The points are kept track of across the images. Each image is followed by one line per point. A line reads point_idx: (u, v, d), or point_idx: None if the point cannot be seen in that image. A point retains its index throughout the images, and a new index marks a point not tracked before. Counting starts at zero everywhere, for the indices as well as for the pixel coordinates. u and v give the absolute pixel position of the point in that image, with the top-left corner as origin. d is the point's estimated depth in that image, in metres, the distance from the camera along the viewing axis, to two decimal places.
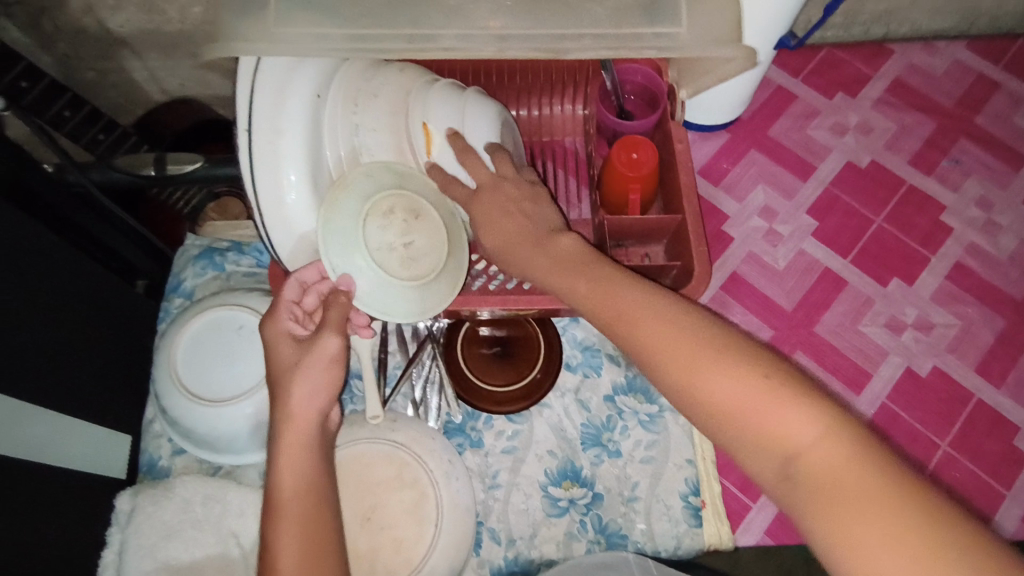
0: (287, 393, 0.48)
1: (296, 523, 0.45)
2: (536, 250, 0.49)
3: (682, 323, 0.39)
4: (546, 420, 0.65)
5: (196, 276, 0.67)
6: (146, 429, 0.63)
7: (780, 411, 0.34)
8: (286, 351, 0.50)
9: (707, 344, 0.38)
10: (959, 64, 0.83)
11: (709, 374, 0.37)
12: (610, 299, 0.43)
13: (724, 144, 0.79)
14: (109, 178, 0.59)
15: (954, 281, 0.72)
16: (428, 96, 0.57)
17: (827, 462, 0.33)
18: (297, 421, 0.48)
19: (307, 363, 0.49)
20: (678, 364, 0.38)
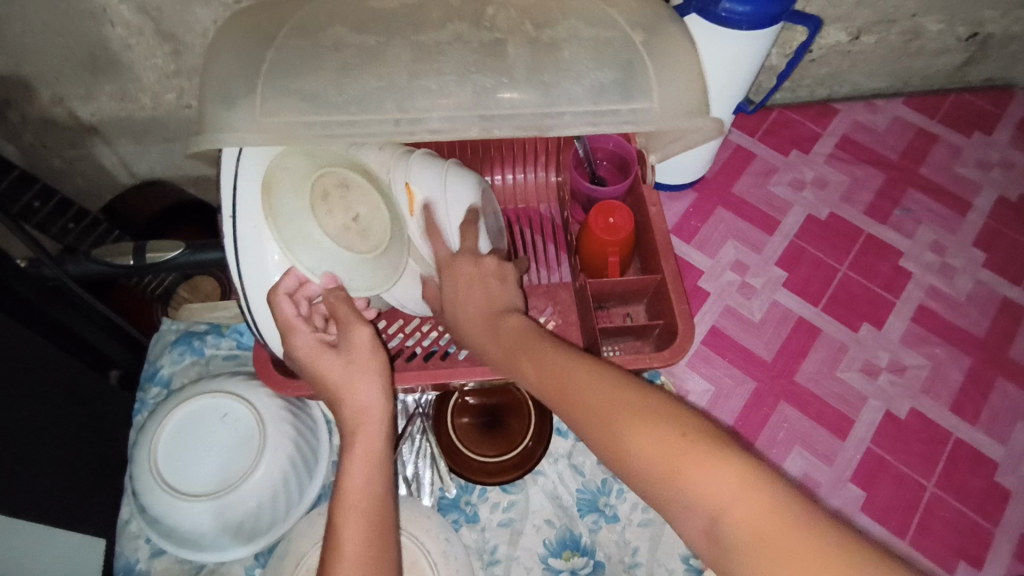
0: (350, 396, 0.50)
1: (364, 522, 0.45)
2: (486, 327, 0.53)
3: (615, 392, 0.43)
4: (541, 487, 0.64)
5: (173, 362, 0.65)
6: (121, 531, 0.59)
7: (705, 465, 0.37)
8: (333, 360, 0.51)
9: (636, 408, 0.41)
10: (899, 119, 0.89)
11: (634, 434, 0.40)
12: (549, 373, 0.46)
13: (691, 203, 0.82)
14: (85, 270, 0.57)
15: (919, 323, 0.75)
16: (413, 167, 0.60)
17: (742, 506, 0.35)
18: (363, 433, 0.49)
19: (357, 356, 0.51)
20: (611, 429, 0.41)
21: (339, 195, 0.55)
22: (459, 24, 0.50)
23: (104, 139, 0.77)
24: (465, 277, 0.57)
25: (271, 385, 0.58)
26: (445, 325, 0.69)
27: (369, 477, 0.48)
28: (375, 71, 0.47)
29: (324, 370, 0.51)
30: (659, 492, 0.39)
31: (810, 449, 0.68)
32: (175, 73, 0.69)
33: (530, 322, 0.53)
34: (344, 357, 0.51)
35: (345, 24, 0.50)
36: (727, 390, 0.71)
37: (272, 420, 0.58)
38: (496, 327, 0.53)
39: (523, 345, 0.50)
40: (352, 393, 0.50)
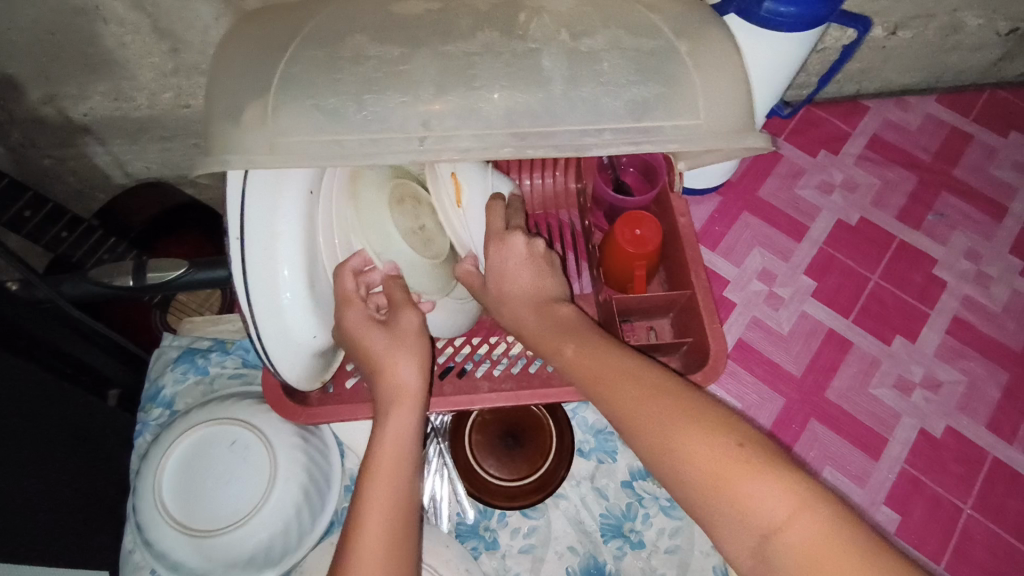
0: (390, 376, 0.50)
1: (387, 519, 0.45)
2: (534, 316, 0.54)
3: (668, 397, 0.43)
4: (563, 512, 0.62)
5: (176, 381, 0.62)
6: (125, 562, 0.56)
7: (758, 476, 0.38)
8: (380, 340, 0.51)
9: (689, 416, 0.41)
10: (932, 118, 0.85)
11: (691, 443, 0.40)
12: (598, 369, 0.47)
13: (716, 207, 0.78)
14: (82, 291, 0.54)
15: (955, 336, 0.72)
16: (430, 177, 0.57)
17: (795, 521, 0.36)
18: (393, 427, 0.48)
19: (401, 340, 0.51)
20: (660, 432, 0.41)
21: (411, 205, 0.59)
22: (488, 32, 0.46)
23: (98, 139, 0.73)
24: (514, 256, 0.55)
25: (282, 412, 0.56)
26: (461, 340, 0.67)
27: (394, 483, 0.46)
28: (396, 84, 0.44)
29: (369, 345, 0.51)
30: (701, 499, 0.39)
31: (842, 470, 0.65)
32: (172, 72, 0.65)
33: (581, 315, 0.54)
34: (391, 337, 0.52)
35: (364, 31, 0.46)
36: (755, 407, 0.68)
37: (282, 448, 0.55)
38: (545, 313, 0.53)
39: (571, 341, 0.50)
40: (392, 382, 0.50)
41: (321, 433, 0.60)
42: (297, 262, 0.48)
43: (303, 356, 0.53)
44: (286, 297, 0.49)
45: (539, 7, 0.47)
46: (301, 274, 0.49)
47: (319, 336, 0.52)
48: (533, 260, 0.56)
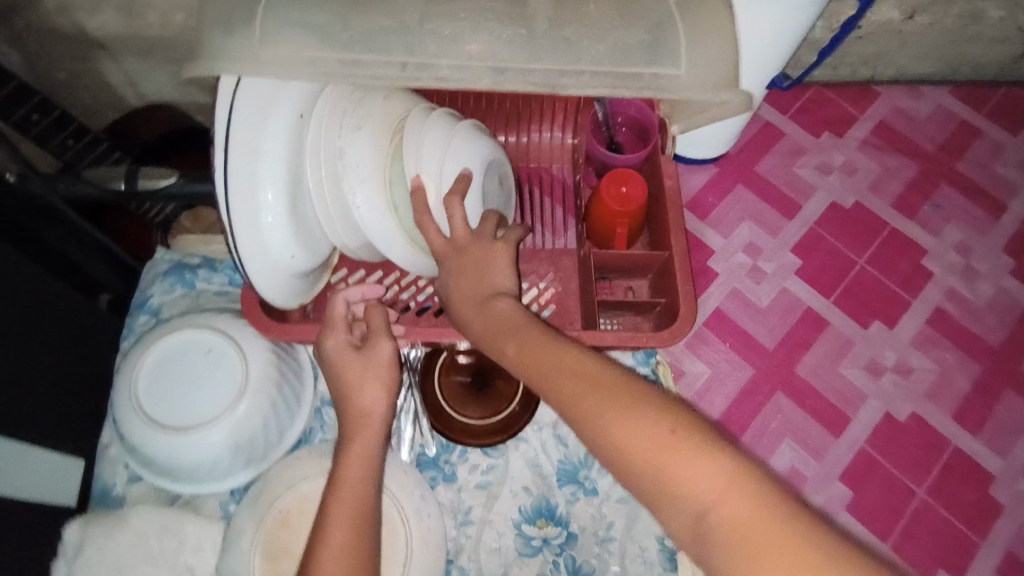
0: (356, 400, 0.51)
1: (345, 546, 0.45)
2: (476, 316, 0.52)
3: (604, 387, 0.42)
4: (522, 454, 0.64)
5: (164, 292, 0.64)
6: (101, 454, 0.59)
7: (691, 459, 0.37)
8: (351, 363, 0.52)
9: (624, 404, 0.40)
10: (942, 109, 0.84)
11: (623, 430, 0.39)
12: (537, 364, 0.45)
13: (711, 178, 0.79)
14: (76, 190, 0.57)
15: (933, 326, 0.72)
16: (425, 130, 0.57)
17: (728, 502, 0.35)
18: (356, 456, 0.49)
19: (369, 367, 0.52)
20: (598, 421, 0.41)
21: None
22: None
23: (110, 55, 0.74)
24: (465, 260, 0.54)
25: (256, 326, 0.57)
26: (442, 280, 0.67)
27: (349, 503, 0.47)
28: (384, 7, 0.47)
29: (342, 371, 0.52)
30: (643, 485, 0.38)
31: (801, 442, 0.67)
32: None
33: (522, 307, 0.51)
34: (363, 363, 0.52)
35: None
36: (723, 375, 0.69)
37: (256, 360, 0.57)
38: (482, 309, 0.51)
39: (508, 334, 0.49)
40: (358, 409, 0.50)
41: (297, 353, 0.62)
42: (281, 186, 0.50)
43: (281, 275, 0.54)
44: (268, 218, 0.50)
45: None
46: (284, 200, 0.50)
47: (297, 257, 0.54)
48: (472, 262, 0.54)
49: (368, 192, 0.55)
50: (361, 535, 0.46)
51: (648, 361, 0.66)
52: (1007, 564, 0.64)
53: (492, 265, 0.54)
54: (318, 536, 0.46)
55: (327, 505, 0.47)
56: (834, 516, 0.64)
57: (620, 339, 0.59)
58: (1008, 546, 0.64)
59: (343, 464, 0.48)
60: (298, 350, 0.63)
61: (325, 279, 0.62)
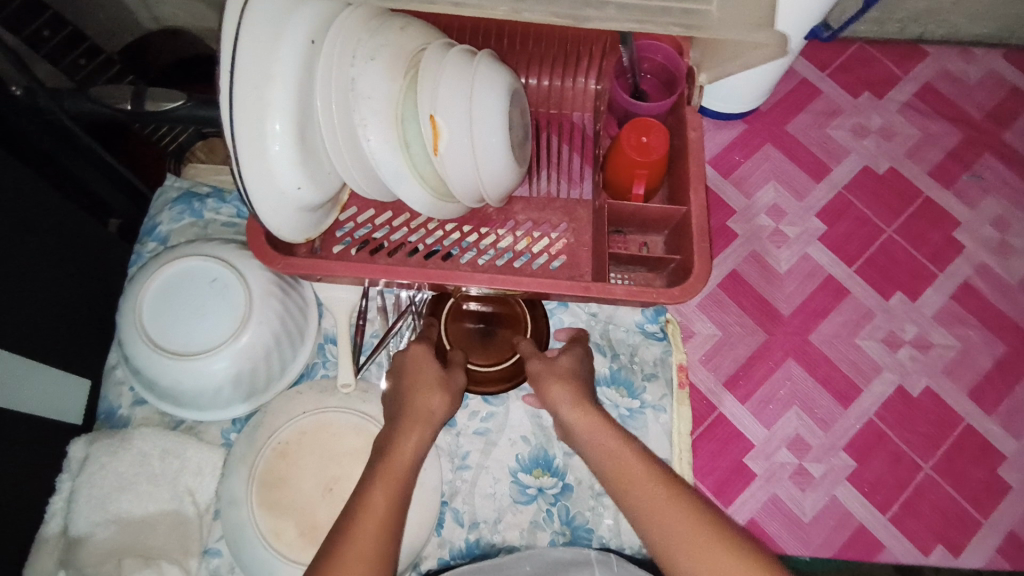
0: (425, 396, 0.52)
1: (386, 506, 0.45)
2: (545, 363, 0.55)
3: (663, 483, 0.45)
4: (522, 404, 0.63)
5: (172, 220, 0.64)
6: (107, 376, 0.60)
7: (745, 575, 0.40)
8: (432, 367, 0.54)
9: (679, 503, 0.44)
10: (994, 74, 0.79)
11: (682, 527, 0.42)
12: (597, 440, 0.49)
13: (738, 135, 0.75)
14: (82, 109, 0.55)
15: (959, 301, 0.70)
16: (444, 63, 0.54)
17: None
18: (413, 442, 0.49)
19: (447, 382, 0.53)
20: (646, 511, 0.44)
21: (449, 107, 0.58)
22: None
23: None
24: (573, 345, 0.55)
25: (261, 257, 0.56)
26: (453, 226, 0.66)
27: (394, 479, 0.47)
28: None
29: (418, 371, 0.53)
30: None
31: (809, 411, 0.65)
32: None
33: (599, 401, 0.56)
34: (441, 373, 0.54)
35: None
36: (734, 338, 0.67)
37: (259, 291, 0.57)
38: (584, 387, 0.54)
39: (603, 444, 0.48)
40: (423, 403, 0.51)
41: (301, 290, 0.62)
42: (289, 114, 0.49)
43: (287, 207, 0.53)
44: (275, 147, 0.49)
45: None
46: (292, 128, 0.49)
47: (304, 189, 0.52)
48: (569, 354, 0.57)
49: (379, 125, 0.53)
50: (397, 500, 0.46)
51: (657, 319, 0.65)
52: (1011, 546, 0.62)
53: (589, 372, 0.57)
54: (355, 505, 0.45)
55: (371, 477, 0.47)
56: (834, 485, 0.63)
57: (629, 292, 0.57)
58: (1012, 527, 0.63)
59: (397, 447, 0.49)
60: (303, 286, 0.62)
61: (334, 216, 0.61)
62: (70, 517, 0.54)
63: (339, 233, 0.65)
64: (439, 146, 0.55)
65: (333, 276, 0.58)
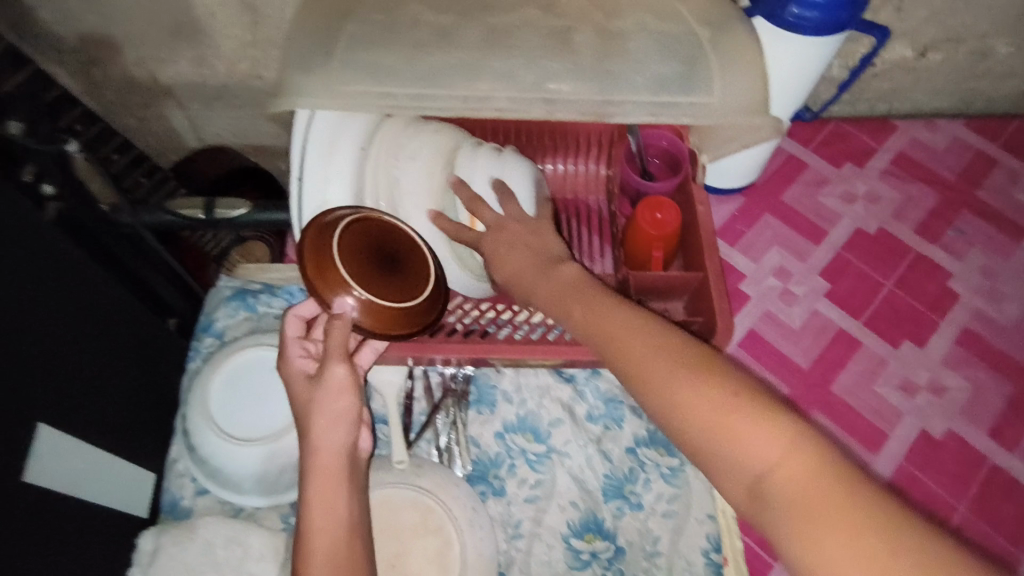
0: (309, 438, 0.49)
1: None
2: (542, 283, 0.52)
3: (618, 317, 0.46)
4: (567, 469, 0.65)
5: (228, 316, 0.68)
6: (169, 468, 0.62)
7: (688, 378, 0.40)
8: (302, 388, 0.51)
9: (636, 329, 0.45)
10: (959, 141, 0.87)
11: (633, 349, 0.44)
12: (562, 305, 0.50)
13: (739, 207, 0.82)
14: (160, 220, 0.62)
15: (963, 345, 0.74)
16: (478, 159, 0.61)
17: (719, 413, 0.38)
18: (318, 499, 0.47)
19: (321, 400, 0.49)
20: (607, 339, 0.46)
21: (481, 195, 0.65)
22: (530, 11, 0.53)
23: (179, 103, 0.81)
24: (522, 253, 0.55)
25: None
26: (488, 305, 0.70)
27: (323, 554, 0.45)
28: (445, 45, 0.51)
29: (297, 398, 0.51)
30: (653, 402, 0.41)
31: None
32: (252, 43, 0.73)
33: (586, 275, 0.52)
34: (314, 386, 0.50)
35: (423, 3, 0.53)
36: None
37: None
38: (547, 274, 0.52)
39: (822, 502, 0.33)
40: (311, 439, 0.49)
41: None
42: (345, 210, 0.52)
43: None
44: None
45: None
46: None
47: None
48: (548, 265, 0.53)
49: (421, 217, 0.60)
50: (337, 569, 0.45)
51: None
52: None
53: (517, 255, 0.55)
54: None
55: (301, 550, 0.46)
56: None
57: None
58: None
59: (307, 509, 0.47)
60: None
61: None
62: None
63: None
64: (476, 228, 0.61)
65: (387, 359, 0.63)
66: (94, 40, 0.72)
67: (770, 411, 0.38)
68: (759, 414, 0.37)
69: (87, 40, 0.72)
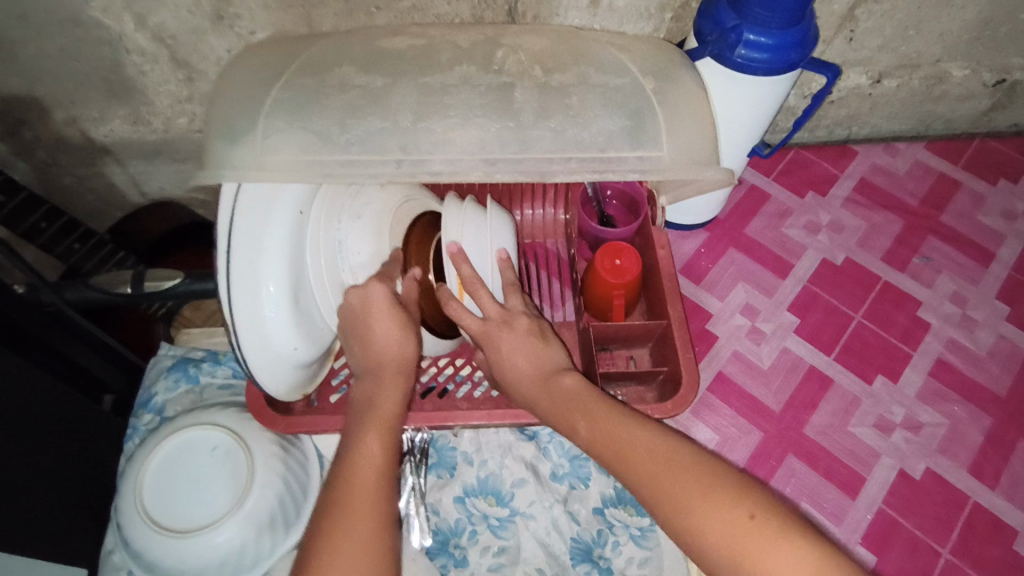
0: (390, 339, 0.52)
1: (384, 447, 0.47)
2: (543, 397, 0.51)
3: (627, 428, 0.46)
4: (533, 533, 0.62)
5: (168, 389, 0.64)
6: (103, 562, 0.57)
7: (710, 503, 0.40)
8: (394, 309, 0.53)
9: (647, 441, 0.45)
10: (920, 165, 0.86)
11: (647, 469, 0.43)
12: (563, 414, 0.49)
13: (703, 243, 0.80)
14: (84, 296, 0.58)
15: (937, 378, 0.72)
16: (464, 219, 0.57)
17: (747, 541, 0.38)
18: (388, 387, 0.51)
19: (406, 315, 0.54)
20: (615, 455, 0.45)
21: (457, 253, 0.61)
22: (467, 67, 0.50)
23: (117, 160, 0.77)
24: (505, 339, 0.54)
25: (262, 421, 0.57)
26: (445, 360, 0.68)
27: (383, 426, 0.48)
28: (376, 109, 0.47)
29: (378, 315, 0.53)
30: (673, 526, 0.41)
31: (818, 507, 0.65)
32: (188, 99, 0.70)
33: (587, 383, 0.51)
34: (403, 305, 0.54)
35: (353, 64, 0.50)
36: (733, 440, 0.68)
37: (261, 456, 0.57)
38: (548, 387, 0.51)
39: None
40: (388, 345, 0.52)
41: (301, 444, 0.61)
42: (283, 278, 0.49)
43: (282, 366, 0.52)
44: (270, 312, 0.49)
45: (515, 45, 0.51)
46: (286, 291, 0.49)
47: (299, 348, 0.52)
48: (537, 367, 0.52)
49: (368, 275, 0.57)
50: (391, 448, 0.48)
51: None
52: None
53: (510, 345, 0.54)
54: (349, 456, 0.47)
55: (361, 426, 0.48)
56: None
57: None
58: None
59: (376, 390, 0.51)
60: (301, 439, 0.62)
61: (327, 365, 0.60)
62: None
63: (335, 382, 0.64)
64: (463, 300, 0.58)
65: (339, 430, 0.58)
66: (17, 103, 0.68)
67: (795, 537, 0.38)
68: (790, 542, 0.38)
69: (11, 103, 0.68)
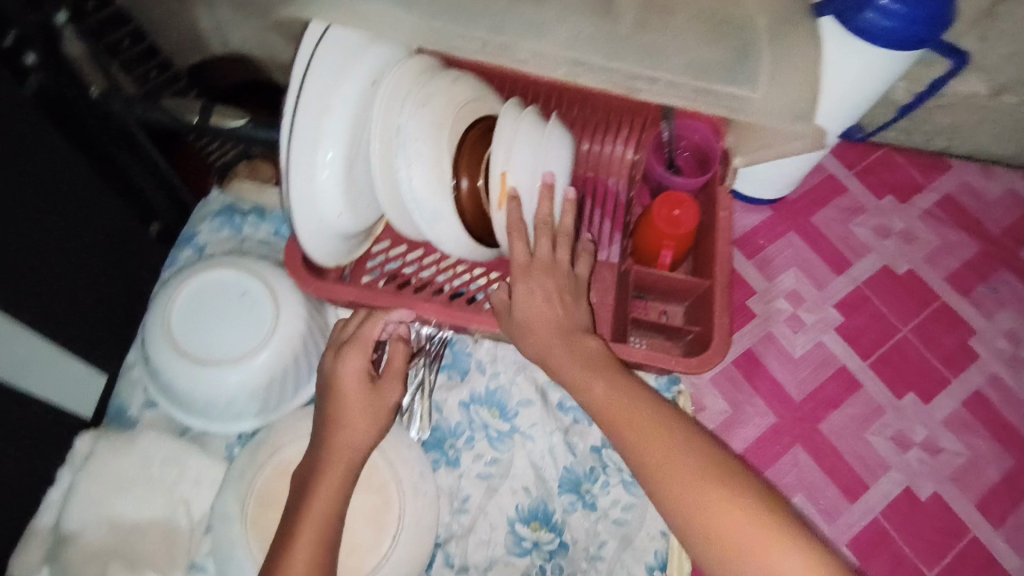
0: (344, 430, 0.51)
1: (322, 524, 0.48)
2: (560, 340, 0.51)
3: (624, 395, 0.47)
4: (528, 453, 0.62)
5: (211, 232, 0.66)
6: (122, 374, 0.60)
7: (694, 475, 0.42)
8: (357, 396, 0.52)
9: (643, 406, 0.46)
10: (1014, 193, 0.81)
11: (638, 434, 0.44)
12: (569, 365, 0.50)
13: (765, 220, 0.78)
14: (150, 116, 0.57)
15: (970, 409, 0.70)
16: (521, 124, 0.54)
17: (720, 512, 0.40)
18: (335, 467, 0.50)
19: (365, 399, 0.52)
20: (609, 415, 0.46)
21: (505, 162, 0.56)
22: None
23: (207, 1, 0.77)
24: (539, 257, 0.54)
25: (294, 278, 0.58)
26: (479, 271, 0.66)
27: (324, 508, 0.49)
28: None
29: (345, 397, 0.52)
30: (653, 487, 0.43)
31: (812, 502, 0.65)
32: None
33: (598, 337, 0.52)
34: (368, 386, 0.53)
35: None
36: (746, 417, 0.68)
37: (287, 312, 0.58)
38: (565, 332, 0.51)
39: None
40: (341, 432, 0.51)
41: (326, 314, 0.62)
42: (341, 142, 0.48)
43: (323, 233, 0.52)
44: (323, 174, 0.49)
45: None
46: (343, 157, 0.48)
47: (343, 215, 0.51)
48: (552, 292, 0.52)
49: (424, 165, 0.50)
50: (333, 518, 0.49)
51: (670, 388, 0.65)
52: None
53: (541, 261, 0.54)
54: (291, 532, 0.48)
55: (303, 505, 0.49)
56: None
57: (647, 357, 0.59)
58: None
59: (319, 470, 0.50)
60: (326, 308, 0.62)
61: (366, 246, 0.61)
62: (64, 512, 0.54)
63: (369, 265, 0.66)
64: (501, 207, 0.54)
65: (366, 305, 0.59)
66: None
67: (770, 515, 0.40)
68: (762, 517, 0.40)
69: None
